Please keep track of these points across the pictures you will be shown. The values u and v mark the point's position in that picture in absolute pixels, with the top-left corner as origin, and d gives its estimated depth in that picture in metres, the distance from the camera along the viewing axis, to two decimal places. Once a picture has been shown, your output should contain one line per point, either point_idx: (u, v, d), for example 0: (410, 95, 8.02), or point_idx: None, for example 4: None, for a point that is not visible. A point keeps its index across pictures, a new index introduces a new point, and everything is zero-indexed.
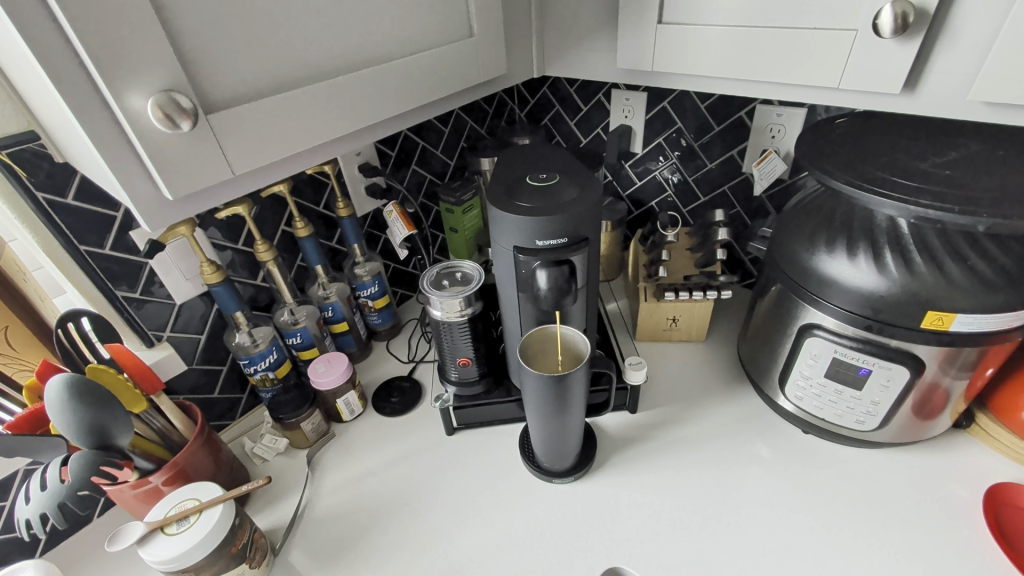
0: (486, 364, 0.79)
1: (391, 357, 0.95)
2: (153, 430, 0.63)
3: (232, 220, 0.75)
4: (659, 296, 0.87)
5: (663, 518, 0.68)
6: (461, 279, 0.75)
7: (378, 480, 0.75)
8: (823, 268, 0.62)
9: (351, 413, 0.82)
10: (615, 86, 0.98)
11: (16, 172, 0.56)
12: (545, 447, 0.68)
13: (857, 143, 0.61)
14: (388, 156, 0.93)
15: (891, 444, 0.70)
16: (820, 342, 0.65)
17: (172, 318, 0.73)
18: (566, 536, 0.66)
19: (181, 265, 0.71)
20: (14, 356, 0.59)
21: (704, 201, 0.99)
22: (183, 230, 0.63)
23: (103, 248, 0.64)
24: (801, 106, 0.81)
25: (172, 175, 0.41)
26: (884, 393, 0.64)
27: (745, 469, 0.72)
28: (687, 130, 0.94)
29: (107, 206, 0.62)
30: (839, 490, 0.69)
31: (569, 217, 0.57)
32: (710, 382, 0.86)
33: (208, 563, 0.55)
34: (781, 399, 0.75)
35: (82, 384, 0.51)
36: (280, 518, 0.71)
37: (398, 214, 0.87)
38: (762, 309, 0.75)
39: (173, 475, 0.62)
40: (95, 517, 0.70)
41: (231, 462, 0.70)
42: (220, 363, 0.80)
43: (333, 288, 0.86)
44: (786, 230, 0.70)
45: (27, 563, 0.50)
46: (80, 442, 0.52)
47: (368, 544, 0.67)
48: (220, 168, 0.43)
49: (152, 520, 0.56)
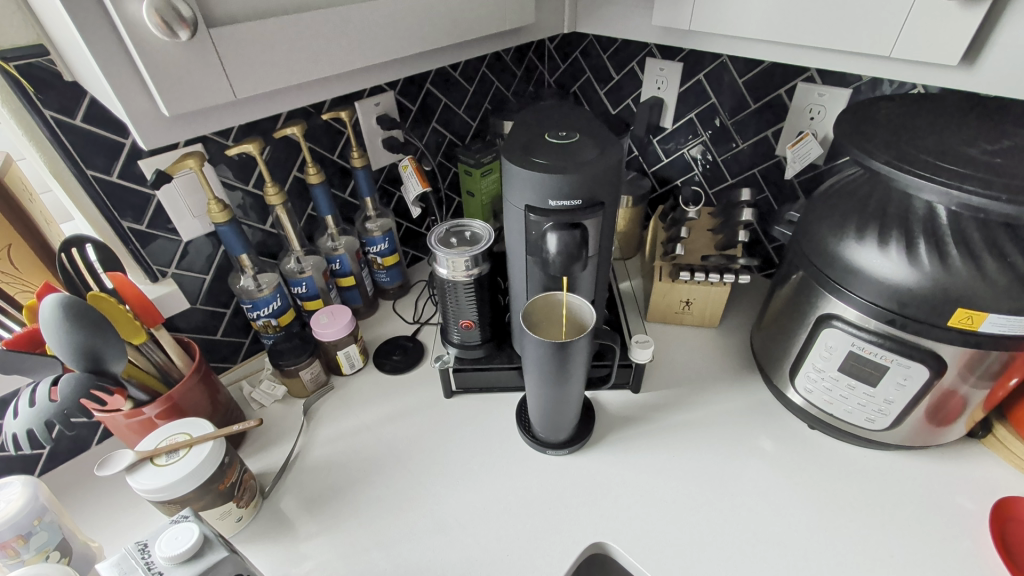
0: (490, 330, 0.77)
1: (396, 316, 0.94)
2: (153, 363, 0.63)
3: (243, 160, 0.73)
4: (674, 276, 0.84)
5: (654, 498, 0.66)
6: (469, 240, 0.73)
7: (371, 435, 0.75)
8: (850, 256, 0.59)
9: (351, 366, 0.82)
10: (651, 54, 0.93)
11: (23, 86, 0.55)
12: (541, 417, 0.67)
13: (904, 124, 0.56)
14: (408, 110, 0.90)
15: (900, 447, 0.68)
16: (837, 334, 0.62)
17: (178, 255, 0.72)
18: (554, 507, 0.66)
19: (189, 201, 0.70)
20: (16, 276, 0.56)
21: (731, 182, 0.95)
22: (192, 163, 0.62)
23: (110, 175, 0.63)
24: (846, 85, 0.76)
25: (170, 93, 0.39)
26: (899, 393, 0.61)
27: (744, 459, 0.70)
28: (721, 106, 0.89)
29: (116, 132, 0.61)
30: (839, 488, 0.67)
31: (585, 178, 0.54)
32: (718, 369, 0.83)
33: (194, 497, 0.56)
34: (790, 391, 0.72)
35: (77, 307, 0.51)
36: (272, 462, 0.71)
37: (413, 169, 0.84)
38: (780, 296, 0.72)
39: (167, 408, 0.62)
40: (94, 444, 0.71)
41: (228, 403, 0.71)
42: (225, 305, 0.79)
43: (342, 241, 0.85)
44: (815, 215, 0.66)
45: (15, 478, 0.51)
46: (74, 364, 0.52)
47: (356, 496, 0.67)
48: (221, 90, 0.42)
49: (143, 450, 0.56)
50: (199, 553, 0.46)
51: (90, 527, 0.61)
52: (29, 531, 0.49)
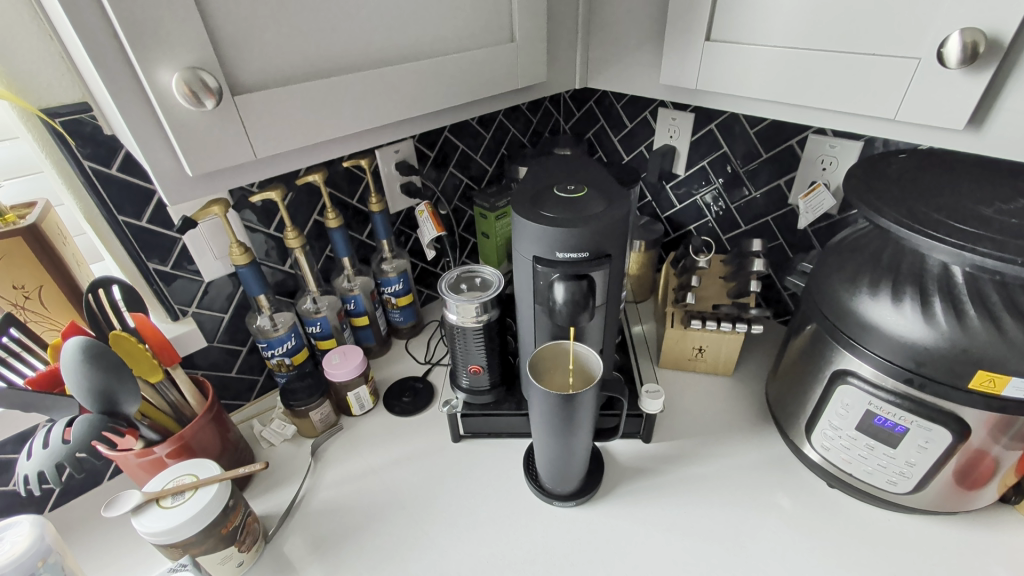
0: (499, 374, 0.77)
1: (408, 355, 0.95)
2: (167, 402, 0.64)
3: (266, 205, 0.77)
4: (686, 323, 0.83)
5: (664, 558, 0.64)
6: (480, 285, 0.74)
7: (376, 479, 0.74)
8: (864, 312, 0.58)
9: (361, 407, 0.82)
10: (663, 104, 0.95)
11: (66, 140, 0.58)
12: (548, 467, 0.66)
13: (915, 181, 0.56)
14: (426, 156, 0.93)
15: (927, 511, 0.64)
16: (853, 391, 0.61)
17: (199, 295, 0.74)
18: (560, 564, 0.63)
19: (212, 244, 0.73)
20: (45, 316, 0.60)
21: (745, 229, 0.95)
22: (217, 209, 0.65)
23: (139, 220, 0.66)
24: (858, 138, 0.76)
25: (195, 153, 0.42)
26: (921, 455, 0.58)
27: (759, 518, 0.68)
28: (734, 155, 0.90)
29: (147, 181, 0.65)
30: (862, 555, 0.63)
31: (592, 231, 0.55)
32: (733, 420, 0.81)
33: (197, 541, 0.56)
34: (807, 448, 0.70)
35: (97, 349, 0.53)
36: (277, 504, 0.71)
37: (428, 214, 0.86)
38: (794, 348, 0.71)
39: (178, 448, 0.62)
40: (106, 479, 0.72)
41: (237, 442, 0.71)
42: (241, 343, 0.81)
43: (358, 281, 0.87)
44: (827, 267, 0.66)
45: (23, 517, 0.52)
46: (90, 405, 0.54)
47: (357, 543, 0.66)
48: (243, 149, 0.44)
49: (150, 491, 0.57)
50: None
51: (93, 567, 0.62)
52: (32, 572, 0.49)
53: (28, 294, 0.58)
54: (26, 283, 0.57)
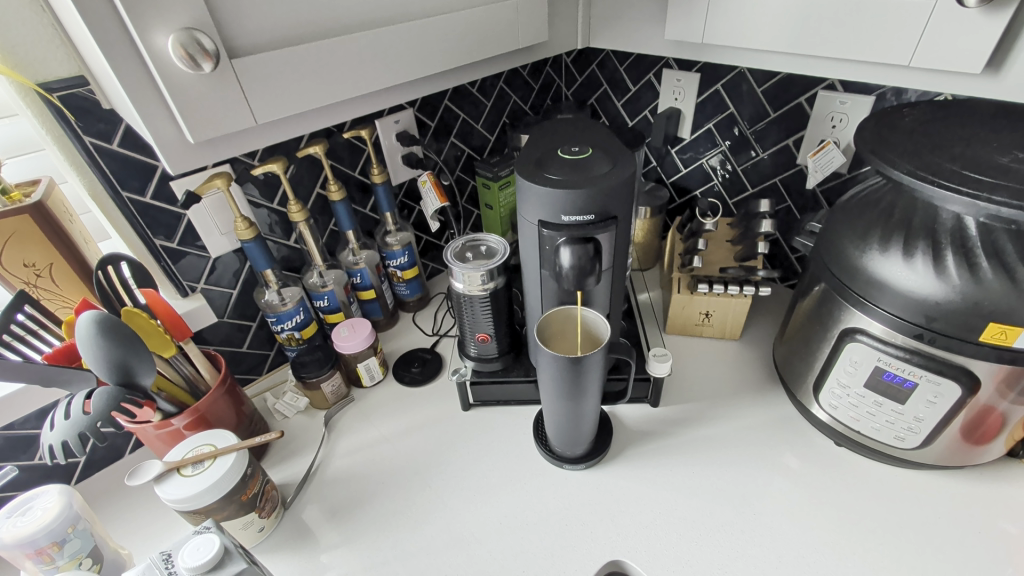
0: (506, 342, 0.77)
1: (415, 328, 0.95)
2: (182, 376, 0.65)
3: (269, 179, 0.76)
4: (693, 288, 0.82)
5: (674, 516, 0.65)
6: (485, 253, 0.74)
7: (389, 447, 0.76)
8: (875, 269, 0.57)
9: (371, 378, 0.83)
10: (668, 65, 0.93)
11: (65, 115, 0.58)
12: (557, 432, 0.67)
13: (929, 133, 0.55)
14: (427, 126, 0.91)
15: (933, 466, 0.65)
16: (862, 348, 0.61)
17: (207, 271, 0.75)
18: (571, 524, 0.65)
19: (217, 219, 0.73)
20: (57, 294, 0.60)
21: (751, 192, 0.93)
22: (220, 182, 0.65)
23: (143, 196, 0.66)
24: (870, 92, 0.74)
25: (196, 120, 0.41)
26: (929, 410, 0.59)
27: (767, 476, 0.69)
28: (741, 116, 0.88)
29: (149, 156, 0.64)
30: (868, 509, 0.64)
31: (598, 193, 0.55)
32: (741, 382, 0.82)
33: (218, 508, 0.57)
34: (814, 407, 0.70)
35: (111, 323, 0.54)
36: (294, 473, 0.73)
37: (431, 184, 0.85)
38: (802, 309, 0.71)
39: (194, 420, 0.64)
40: (127, 453, 0.74)
41: (252, 414, 0.73)
42: (250, 319, 0.82)
43: (363, 255, 0.87)
44: (836, 225, 0.65)
45: (51, 486, 0.53)
46: (108, 378, 0.55)
47: (373, 508, 0.68)
48: (243, 116, 0.44)
49: (170, 460, 0.58)
50: (218, 564, 0.45)
51: (121, 534, 0.64)
52: (64, 538, 0.51)
53: (39, 272, 0.58)
54: (36, 261, 0.58)
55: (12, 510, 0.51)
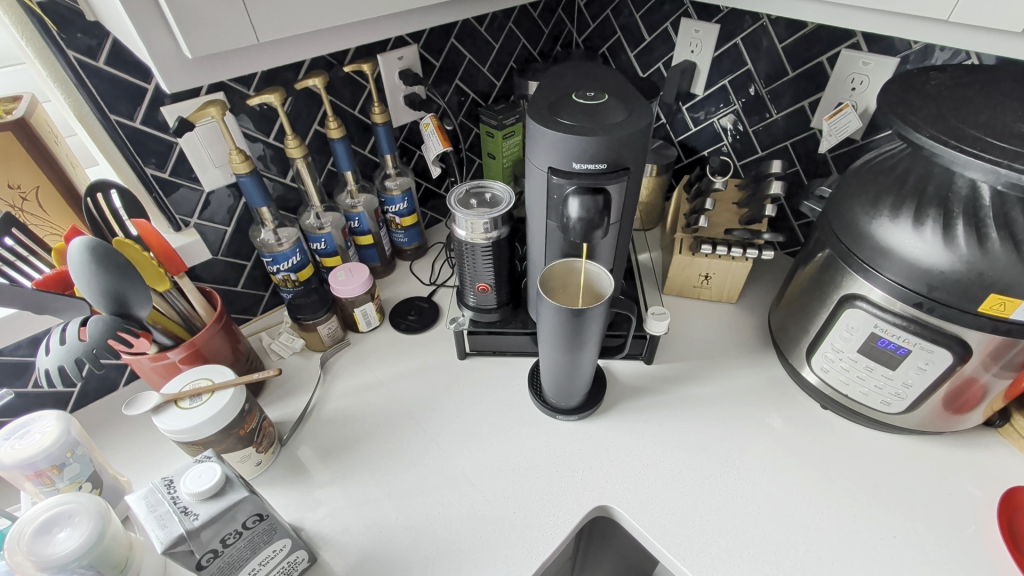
0: (506, 294, 0.77)
1: (413, 277, 0.94)
2: (177, 311, 0.64)
3: (265, 111, 0.73)
4: (695, 249, 0.82)
5: (661, 467, 0.67)
6: (489, 201, 0.71)
7: (385, 391, 0.76)
8: (882, 236, 0.57)
9: (367, 324, 0.83)
10: (687, 15, 0.88)
11: (46, 25, 0.54)
12: (554, 383, 0.68)
13: (952, 97, 0.53)
14: (431, 66, 0.87)
15: (913, 431, 0.67)
16: (860, 314, 0.61)
17: (201, 206, 0.72)
18: (562, 471, 0.67)
19: (211, 151, 0.70)
20: (45, 220, 0.58)
21: (760, 154, 0.91)
22: (214, 110, 0.62)
23: (133, 121, 0.63)
24: (894, 54, 0.71)
25: (194, 33, 0.39)
26: (918, 376, 0.60)
27: (753, 434, 0.71)
28: (758, 74, 0.85)
29: (139, 77, 0.61)
30: (847, 468, 0.67)
31: (611, 141, 0.53)
32: (734, 344, 0.83)
33: (218, 440, 0.58)
34: (805, 371, 0.72)
35: (103, 250, 0.52)
36: (290, 412, 0.74)
37: (434, 128, 0.81)
38: (803, 275, 0.71)
39: (190, 354, 0.64)
40: (121, 385, 0.74)
41: (248, 352, 0.73)
42: (245, 258, 0.80)
43: (361, 198, 0.84)
44: (846, 191, 0.64)
45: (48, 412, 0.53)
46: (102, 307, 0.53)
47: (368, 449, 0.69)
48: (244, 33, 0.41)
49: (168, 393, 0.58)
50: (220, 492, 0.45)
51: (119, 462, 0.65)
52: (63, 462, 0.51)
53: (25, 195, 0.56)
54: (22, 183, 0.55)
55: (11, 431, 0.51)
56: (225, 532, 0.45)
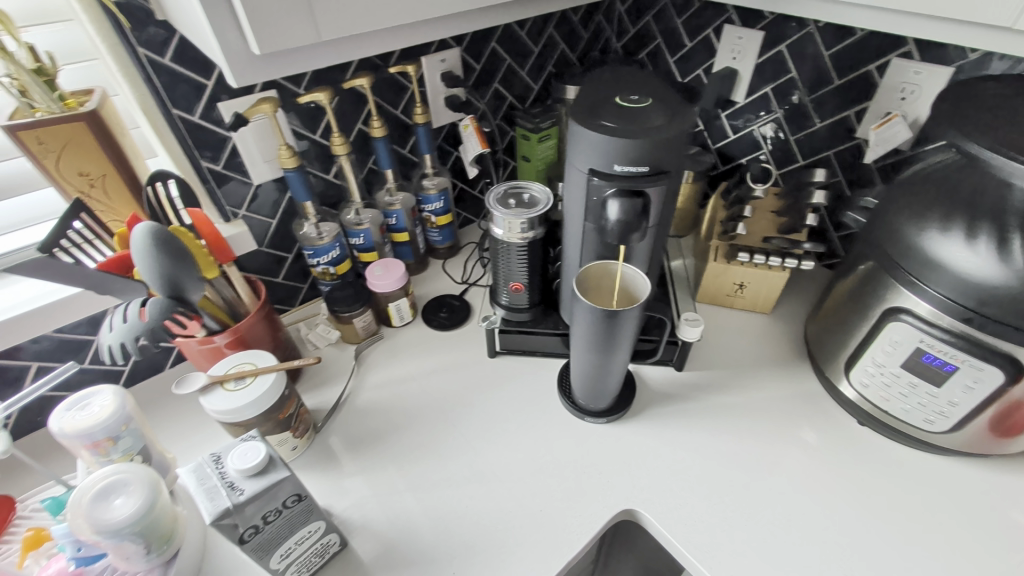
0: (538, 294, 0.78)
1: (445, 275, 0.96)
2: (223, 298, 0.67)
3: (313, 109, 0.75)
4: (731, 257, 0.81)
5: (689, 475, 0.67)
6: (527, 202, 0.72)
7: (415, 385, 0.78)
8: (931, 249, 0.55)
9: (400, 318, 0.85)
10: (730, 21, 0.88)
11: (120, 22, 0.58)
12: (583, 385, 0.68)
13: (1011, 107, 0.52)
14: (472, 68, 0.89)
15: (957, 452, 0.65)
16: (904, 328, 0.59)
17: (249, 198, 0.76)
18: (589, 473, 0.67)
19: (261, 146, 0.73)
20: (108, 207, 0.62)
21: (801, 163, 0.90)
22: (267, 107, 0.65)
23: (192, 115, 0.66)
24: (948, 63, 0.69)
25: (262, 31, 0.41)
26: (965, 395, 0.58)
27: (785, 446, 0.69)
28: (802, 82, 0.84)
29: (199, 73, 0.64)
30: (884, 486, 0.65)
31: (653, 144, 0.53)
32: (768, 355, 0.81)
33: (259, 422, 0.60)
34: (843, 385, 0.70)
35: (164, 236, 0.55)
36: (325, 401, 0.76)
37: (473, 129, 0.83)
38: (844, 286, 0.69)
39: (235, 340, 0.66)
40: (168, 366, 0.78)
41: (287, 341, 0.75)
42: (287, 251, 0.83)
43: (399, 196, 0.86)
44: (893, 201, 0.62)
45: (105, 387, 0.56)
46: (159, 290, 0.56)
47: (398, 440, 0.71)
48: (307, 32, 0.44)
49: (214, 374, 0.61)
50: (263, 470, 0.47)
51: (165, 439, 0.68)
52: (117, 434, 0.54)
53: (93, 182, 0.60)
54: (91, 171, 0.59)
55: (70, 406, 0.54)
56: (267, 510, 0.47)
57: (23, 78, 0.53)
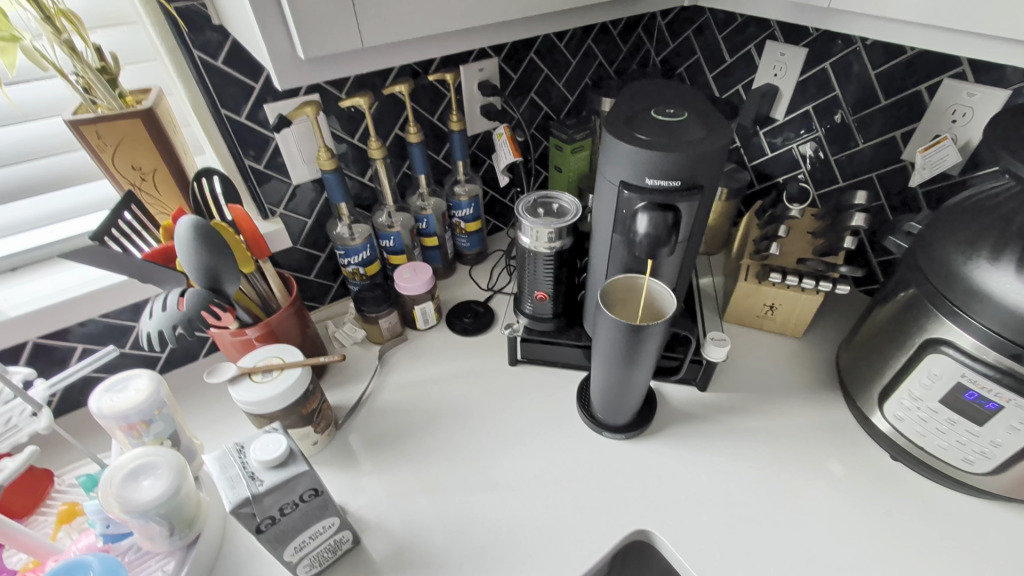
0: (562, 305, 0.78)
1: (471, 281, 0.97)
2: (256, 292, 0.69)
3: (352, 113, 0.78)
4: (762, 277, 0.79)
5: (708, 498, 0.65)
6: (556, 212, 0.72)
7: (435, 388, 0.78)
8: (979, 279, 0.53)
9: (425, 322, 0.86)
10: (773, 37, 0.86)
11: (179, 26, 0.61)
12: (603, 399, 0.67)
13: None
14: (509, 78, 0.90)
15: (1000, 497, 0.61)
16: (945, 361, 0.57)
17: (287, 197, 0.78)
18: (604, 488, 0.66)
19: (302, 148, 0.75)
20: (157, 200, 0.66)
21: (842, 184, 0.87)
22: (309, 110, 0.67)
23: (239, 116, 0.69)
24: (1005, 86, 0.66)
25: (309, 37, 0.43)
26: (1009, 437, 0.55)
27: (811, 477, 0.67)
28: (846, 101, 0.81)
29: (248, 76, 0.67)
30: (916, 526, 0.62)
31: (687, 159, 0.52)
32: (798, 381, 0.79)
33: (283, 415, 0.62)
34: (876, 417, 0.67)
35: (206, 231, 0.57)
36: (347, 398, 0.77)
37: (506, 138, 0.83)
38: (881, 314, 0.66)
39: (265, 333, 0.69)
40: (201, 355, 0.81)
41: (314, 337, 0.77)
42: (319, 249, 0.85)
43: (431, 202, 0.88)
44: (939, 228, 0.60)
45: (142, 371, 0.59)
46: (197, 281, 0.59)
47: (415, 442, 0.72)
48: (351, 38, 0.45)
49: (243, 366, 0.63)
50: (284, 462, 0.48)
51: (194, 425, 0.70)
52: (150, 418, 0.56)
53: (144, 175, 0.63)
54: (143, 165, 0.62)
55: (110, 387, 0.57)
56: (284, 502, 0.48)
57: (88, 75, 0.57)
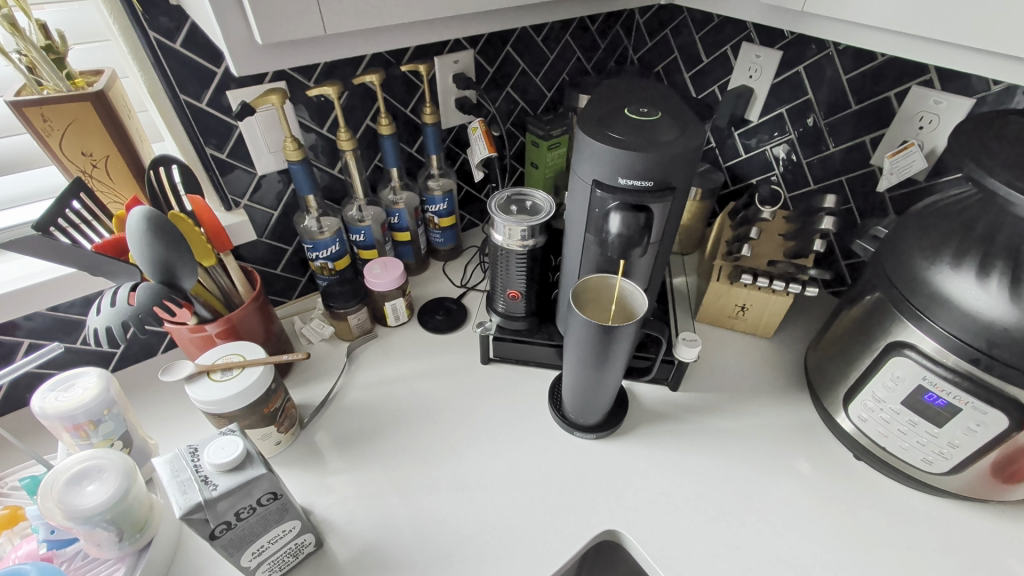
0: (535, 303, 0.77)
1: (444, 277, 0.95)
2: (218, 287, 0.66)
3: (321, 102, 0.75)
4: (734, 278, 0.79)
5: (677, 498, 0.65)
6: (529, 209, 0.71)
7: (405, 387, 0.77)
8: (941, 284, 0.54)
9: (396, 319, 0.84)
10: (749, 39, 0.86)
11: (133, 5, 0.58)
12: (575, 399, 0.67)
13: None
14: (485, 72, 0.88)
15: (956, 495, 0.63)
16: (907, 364, 0.58)
17: (252, 187, 0.75)
18: (574, 489, 0.66)
19: (268, 137, 0.72)
20: (111, 190, 0.62)
21: (813, 187, 0.88)
22: (274, 98, 0.64)
23: (199, 102, 0.66)
24: (970, 94, 0.68)
25: (267, 22, 0.41)
26: (966, 438, 0.56)
27: (777, 476, 0.68)
28: (818, 105, 0.82)
29: (210, 60, 0.64)
30: (877, 524, 0.63)
31: (660, 160, 0.52)
32: (766, 381, 0.80)
33: (243, 415, 0.60)
34: (841, 417, 0.68)
35: (159, 222, 0.54)
36: (313, 396, 0.75)
37: (482, 132, 0.82)
38: (848, 316, 0.67)
39: (226, 329, 0.66)
40: (160, 351, 0.78)
41: (280, 334, 0.75)
42: (287, 243, 0.83)
43: (403, 196, 0.86)
44: (904, 233, 0.61)
45: (91, 368, 0.56)
46: (151, 274, 0.56)
47: (383, 442, 0.70)
48: (314, 24, 0.43)
49: (202, 363, 0.60)
50: (240, 466, 0.46)
51: (150, 424, 0.67)
52: (99, 418, 0.54)
53: (96, 163, 0.60)
54: (94, 151, 0.59)
55: (55, 385, 0.54)
56: (240, 506, 0.46)
57: (33, 55, 0.53)
